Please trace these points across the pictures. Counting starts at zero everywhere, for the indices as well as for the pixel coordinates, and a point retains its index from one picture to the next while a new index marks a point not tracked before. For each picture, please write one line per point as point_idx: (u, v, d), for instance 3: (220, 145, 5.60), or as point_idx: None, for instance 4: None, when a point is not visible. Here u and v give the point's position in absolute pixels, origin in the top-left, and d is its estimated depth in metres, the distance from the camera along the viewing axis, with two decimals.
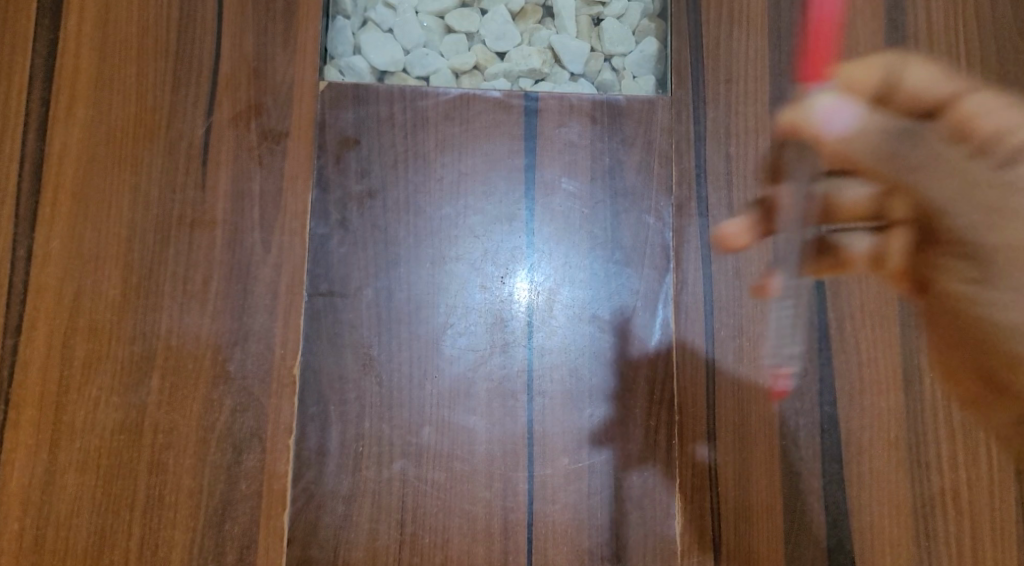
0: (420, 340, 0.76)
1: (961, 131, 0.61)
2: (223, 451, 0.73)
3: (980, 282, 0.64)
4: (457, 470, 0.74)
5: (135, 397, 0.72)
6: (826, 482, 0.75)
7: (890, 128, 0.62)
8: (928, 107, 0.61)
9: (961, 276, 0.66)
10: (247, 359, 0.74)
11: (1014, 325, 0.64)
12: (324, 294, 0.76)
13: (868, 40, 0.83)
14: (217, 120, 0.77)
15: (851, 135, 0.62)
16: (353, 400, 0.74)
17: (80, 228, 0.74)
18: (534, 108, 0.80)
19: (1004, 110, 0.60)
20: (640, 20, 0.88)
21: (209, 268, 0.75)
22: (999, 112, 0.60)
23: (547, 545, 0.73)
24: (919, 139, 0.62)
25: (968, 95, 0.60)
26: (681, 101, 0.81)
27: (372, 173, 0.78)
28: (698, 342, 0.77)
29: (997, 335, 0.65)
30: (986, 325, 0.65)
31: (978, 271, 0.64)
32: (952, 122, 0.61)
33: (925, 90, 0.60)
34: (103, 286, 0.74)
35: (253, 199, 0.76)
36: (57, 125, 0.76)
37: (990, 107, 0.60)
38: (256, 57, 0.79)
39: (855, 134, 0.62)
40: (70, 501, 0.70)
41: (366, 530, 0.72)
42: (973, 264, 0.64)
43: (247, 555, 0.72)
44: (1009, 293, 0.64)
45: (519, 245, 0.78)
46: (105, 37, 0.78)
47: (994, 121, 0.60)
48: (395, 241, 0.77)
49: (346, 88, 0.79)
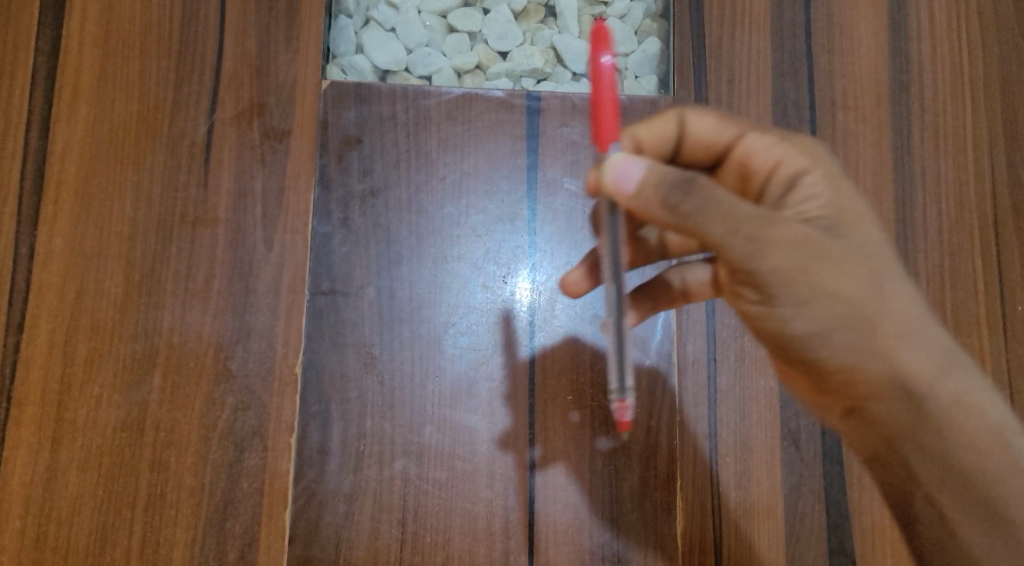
0: (422, 339, 0.76)
1: (746, 172, 0.66)
2: (224, 450, 0.73)
3: (764, 304, 0.58)
4: (459, 470, 0.74)
5: (136, 395, 0.72)
6: (827, 482, 0.76)
7: (673, 176, 0.55)
8: (718, 154, 0.68)
9: (746, 297, 0.59)
10: (249, 357, 0.74)
11: (802, 336, 0.58)
12: (326, 293, 0.76)
13: (870, 41, 0.83)
14: (219, 119, 0.77)
15: (653, 185, 0.55)
16: (355, 399, 0.74)
17: (82, 226, 0.74)
18: (537, 107, 0.80)
19: (777, 146, 0.64)
20: (642, 20, 0.88)
21: (211, 267, 0.75)
22: (774, 149, 0.64)
23: (548, 544, 0.73)
24: (699, 186, 0.55)
25: (746, 137, 0.65)
26: (683, 100, 0.81)
27: (374, 172, 0.78)
28: (699, 342, 0.77)
29: (801, 346, 0.59)
30: (785, 338, 0.59)
31: (756, 292, 0.58)
32: (737, 165, 0.66)
33: (710, 140, 0.67)
34: (105, 284, 0.74)
35: (255, 198, 0.76)
36: (59, 123, 0.76)
37: (766, 145, 0.64)
38: (259, 56, 0.79)
39: (657, 182, 0.55)
40: (71, 499, 0.70)
41: (368, 529, 0.72)
42: (752, 287, 0.58)
43: (249, 553, 0.72)
44: (788, 309, 0.58)
45: (521, 245, 0.78)
46: (107, 35, 0.78)
47: (769, 155, 0.64)
48: (397, 240, 0.77)
49: (349, 87, 0.79)
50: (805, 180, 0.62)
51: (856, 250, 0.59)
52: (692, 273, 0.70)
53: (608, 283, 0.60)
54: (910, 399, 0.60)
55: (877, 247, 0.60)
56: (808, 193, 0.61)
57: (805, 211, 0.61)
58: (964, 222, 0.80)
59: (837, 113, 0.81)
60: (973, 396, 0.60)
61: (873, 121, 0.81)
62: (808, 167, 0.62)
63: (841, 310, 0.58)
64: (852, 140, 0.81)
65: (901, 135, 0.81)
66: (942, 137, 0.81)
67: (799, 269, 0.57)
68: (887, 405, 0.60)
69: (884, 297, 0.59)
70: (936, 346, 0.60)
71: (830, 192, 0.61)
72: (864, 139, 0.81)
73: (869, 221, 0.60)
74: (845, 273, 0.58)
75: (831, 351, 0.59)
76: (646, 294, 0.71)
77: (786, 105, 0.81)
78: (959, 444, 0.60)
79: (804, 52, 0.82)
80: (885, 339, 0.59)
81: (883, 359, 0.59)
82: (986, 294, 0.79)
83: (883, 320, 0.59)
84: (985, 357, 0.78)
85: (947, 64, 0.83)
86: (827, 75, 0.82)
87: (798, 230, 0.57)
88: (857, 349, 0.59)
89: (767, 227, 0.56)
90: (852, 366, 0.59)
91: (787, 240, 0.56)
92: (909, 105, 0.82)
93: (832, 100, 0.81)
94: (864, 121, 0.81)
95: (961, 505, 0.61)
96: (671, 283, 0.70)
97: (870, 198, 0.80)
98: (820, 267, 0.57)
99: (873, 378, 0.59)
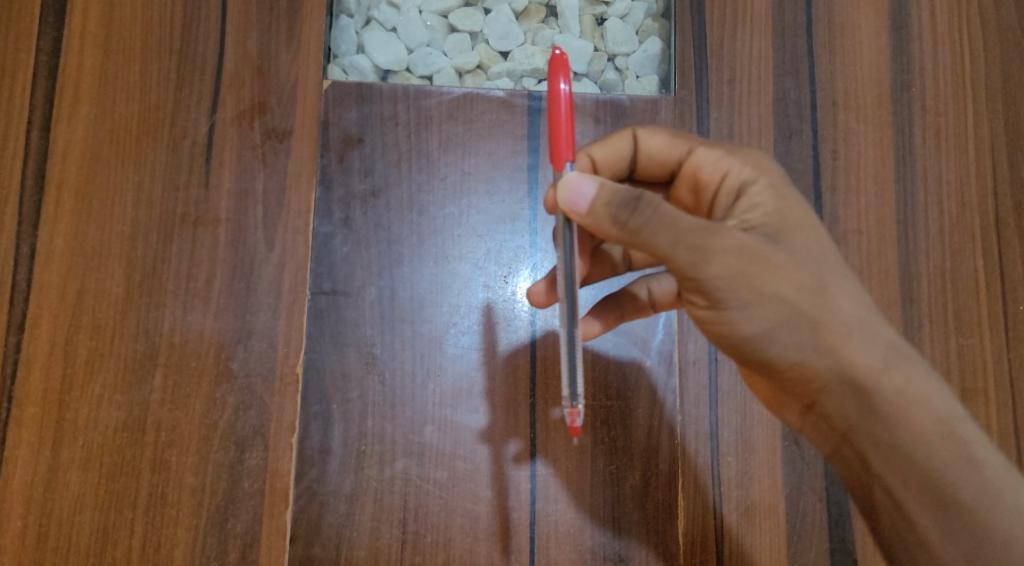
0: (423, 339, 0.76)
1: (698, 183, 0.69)
2: (225, 450, 0.73)
3: (712, 309, 0.60)
4: (460, 469, 0.74)
5: (137, 395, 0.72)
6: (828, 482, 0.76)
7: (621, 193, 0.58)
8: (673, 168, 0.71)
9: (696, 304, 0.62)
10: (250, 357, 0.74)
11: (751, 336, 0.61)
12: (327, 292, 0.76)
13: (872, 40, 0.83)
14: (220, 119, 0.77)
15: (603, 203, 0.59)
16: (356, 399, 0.74)
17: (83, 226, 0.74)
18: (538, 107, 0.80)
19: (725, 158, 0.67)
20: (643, 20, 0.88)
21: (212, 267, 0.75)
22: (722, 161, 0.67)
23: (548, 544, 0.73)
24: (645, 203, 0.58)
25: (694, 152, 0.69)
26: (684, 100, 0.80)
27: (375, 172, 0.78)
28: (701, 342, 0.77)
29: (750, 346, 0.62)
30: (735, 340, 0.62)
31: (705, 299, 0.61)
32: (689, 178, 0.70)
33: (664, 157, 0.70)
34: (106, 284, 0.74)
35: (256, 198, 0.76)
36: (60, 123, 0.76)
37: (715, 158, 0.68)
38: (260, 55, 0.79)
39: (608, 200, 0.59)
40: (72, 499, 0.70)
41: (369, 529, 0.72)
42: (700, 294, 0.61)
43: (249, 553, 0.72)
44: (735, 312, 0.60)
45: (522, 244, 0.78)
46: (108, 35, 0.78)
47: (718, 168, 0.67)
48: (398, 240, 0.77)
49: (350, 87, 0.79)
50: (749, 191, 0.65)
51: (799, 253, 0.62)
52: (657, 283, 0.73)
53: (562, 300, 0.64)
54: (856, 390, 0.63)
55: (821, 250, 0.63)
56: (751, 203, 0.65)
57: (748, 220, 0.64)
58: (965, 222, 0.80)
59: (839, 113, 0.81)
60: (916, 387, 0.63)
61: (875, 121, 0.81)
62: (752, 177, 0.65)
63: (786, 311, 0.61)
64: (853, 140, 0.81)
65: (903, 135, 0.81)
66: (943, 137, 0.81)
67: (742, 275, 0.59)
68: (835, 398, 0.64)
69: (826, 297, 0.62)
70: (878, 341, 0.63)
71: (773, 201, 0.64)
72: (866, 139, 0.81)
73: (811, 226, 0.64)
74: (788, 276, 0.61)
75: (778, 349, 0.62)
76: (613, 304, 0.73)
77: (787, 104, 0.81)
78: (907, 434, 0.63)
79: (806, 52, 0.82)
80: (828, 336, 0.62)
81: (828, 355, 0.62)
82: (988, 294, 0.79)
83: (825, 319, 0.62)
84: (986, 357, 0.78)
85: (949, 64, 0.83)
86: (828, 75, 0.82)
87: (741, 239, 0.60)
88: (802, 347, 0.62)
89: (710, 237, 0.59)
90: (799, 363, 0.63)
91: (729, 248, 0.59)
92: (911, 105, 0.82)
93: (834, 100, 0.81)
94: (865, 121, 0.81)
95: (915, 494, 0.63)
96: (637, 294, 0.73)
97: (871, 198, 0.80)
98: (763, 272, 0.60)
99: (818, 371, 0.63)
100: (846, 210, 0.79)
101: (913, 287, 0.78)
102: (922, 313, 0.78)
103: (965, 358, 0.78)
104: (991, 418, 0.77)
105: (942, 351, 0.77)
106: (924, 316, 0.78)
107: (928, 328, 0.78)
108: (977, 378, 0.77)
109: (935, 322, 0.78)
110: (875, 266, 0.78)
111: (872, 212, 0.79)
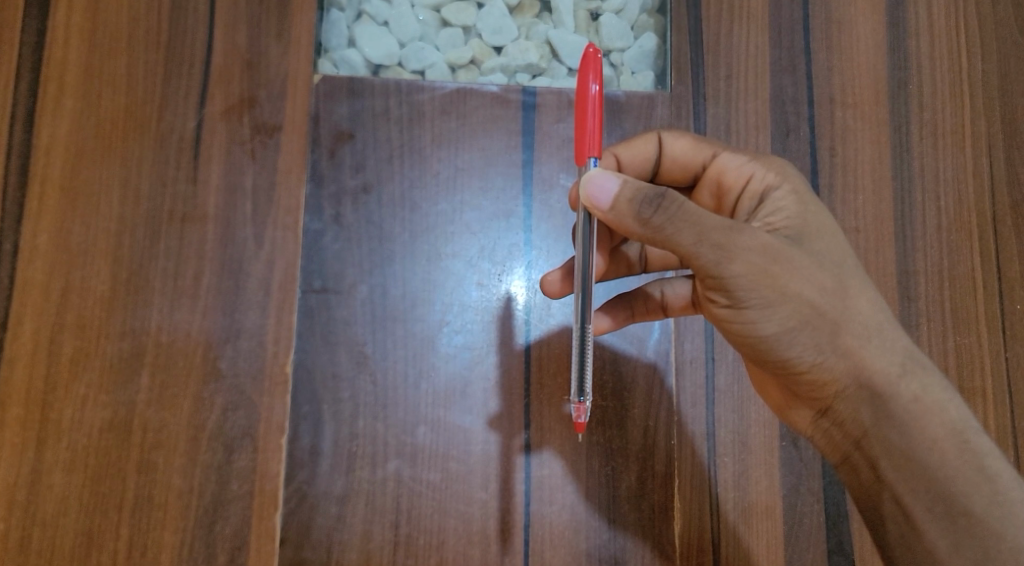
0: (416, 337, 0.74)
1: (721, 187, 0.70)
2: (214, 451, 0.71)
3: (731, 307, 0.60)
4: (453, 471, 0.73)
5: (124, 394, 0.71)
6: (827, 483, 0.75)
7: (646, 190, 0.58)
8: (696, 172, 0.72)
9: (716, 302, 0.61)
10: (239, 356, 0.72)
11: (770, 337, 0.61)
12: (318, 290, 0.74)
13: (869, 37, 0.82)
14: (209, 114, 0.76)
15: (626, 200, 0.58)
16: (347, 399, 0.73)
17: (68, 222, 0.73)
18: (532, 102, 0.79)
19: (748, 163, 0.68)
20: (638, 15, 0.87)
21: (200, 264, 0.73)
22: (745, 166, 0.68)
23: (543, 546, 0.72)
24: (669, 201, 0.58)
25: (719, 156, 0.70)
26: (680, 97, 0.79)
27: (367, 168, 0.76)
28: (697, 342, 0.76)
29: (769, 347, 0.61)
30: (754, 340, 0.61)
31: (726, 297, 0.60)
32: (712, 182, 0.70)
33: (688, 161, 0.71)
34: (92, 281, 0.72)
35: (245, 193, 0.75)
36: (44, 117, 0.74)
37: (739, 163, 0.68)
38: (249, 49, 0.77)
39: (631, 196, 0.58)
40: (57, 501, 0.69)
41: (360, 531, 0.71)
42: (720, 292, 0.60)
43: (238, 556, 0.70)
44: (756, 312, 0.60)
45: (517, 242, 0.77)
46: (93, 27, 0.76)
47: (742, 172, 0.68)
48: (390, 237, 0.76)
49: (341, 82, 0.78)
50: (772, 196, 0.66)
51: (820, 256, 0.62)
52: (671, 286, 0.72)
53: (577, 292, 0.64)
54: (871, 396, 0.62)
55: (843, 256, 0.63)
56: (774, 206, 0.65)
57: (771, 223, 0.65)
58: (962, 220, 0.79)
59: (836, 110, 0.80)
60: (931, 396, 0.62)
61: (872, 118, 0.80)
62: (776, 183, 0.66)
63: (807, 312, 0.60)
64: (850, 137, 0.80)
65: (899, 133, 0.80)
66: (940, 134, 0.81)
67: (765, 274, 0.59)
68: (850, 403, 0.63)
69: (847, 300, 0.61)
70: (896, 348, 0.62)
71: (796, 206, 0.65)
72: (862, 137, 0.80)
73: (833, 232, 0.64)
74: (810, 276, 0.60)
75: (797, 350, 0.61)
76: (624, 302, 0.72)
77: (784, 101, 0.80)
78: (921, 441, 0.62)
79: (802, 48, 0.81)
80: (847, 339, 0.61)
81: (847, 358, 0.62)
82: (985, 292, 0.78)
83: (845, 322, 0.61)
84: (984, 356, 0.77)
85: (946, 60, 0.82)
86: (825, 72, 0.81)
87: (765, 239, 0.59)
88: (821, 348, 0.61)
89: (734, 235, 0.58)
90: (818, 365, 0.62)
91: (753, 248, 0.59)
92: (908, 102, 0.81)
93: (831, 96, 0.80)
94: (861, 118, 0.80)
95: (923, 501, 0.62)
96: (651, 294, 0.72)
97: (869, 195, 0.79)
98: (786, 272, 0.59)
99: (835, 374, 0.62)
100: (843, 207, 0.78)
101: (911, 285, 0.78)
102: (920, 311, 0.77)
103: (962, 357, 0.77)
104: (989, 418, 0.76)
105: (939, 349, 0.77)
106: (922, 314, 0.77)
107: (926, 326, 0.77)
108: (975, 377, 0.77)
109: (932, 320, 0.77)
110: (871, 264, 0.78)
111: (869, 209, 0.79)
